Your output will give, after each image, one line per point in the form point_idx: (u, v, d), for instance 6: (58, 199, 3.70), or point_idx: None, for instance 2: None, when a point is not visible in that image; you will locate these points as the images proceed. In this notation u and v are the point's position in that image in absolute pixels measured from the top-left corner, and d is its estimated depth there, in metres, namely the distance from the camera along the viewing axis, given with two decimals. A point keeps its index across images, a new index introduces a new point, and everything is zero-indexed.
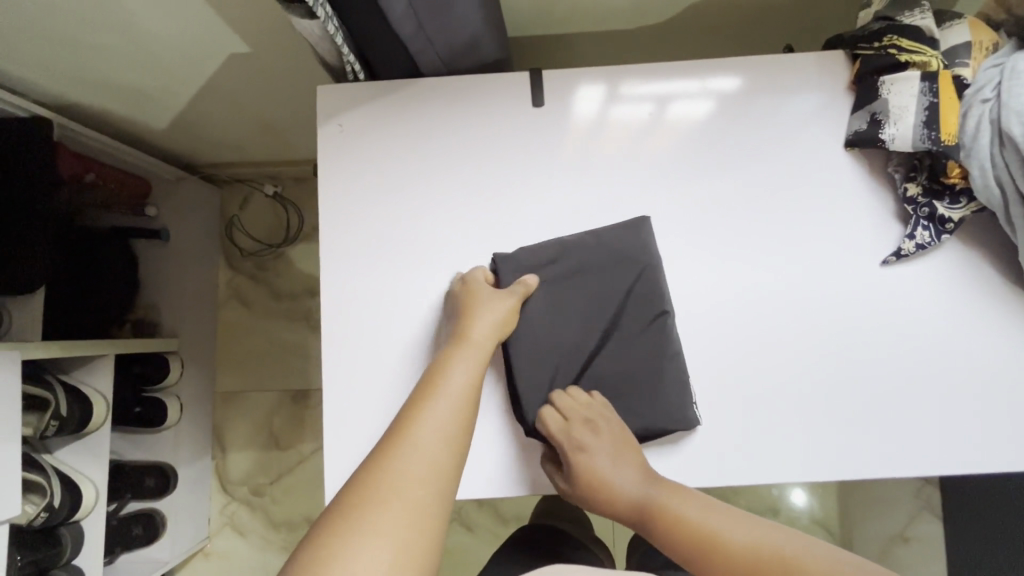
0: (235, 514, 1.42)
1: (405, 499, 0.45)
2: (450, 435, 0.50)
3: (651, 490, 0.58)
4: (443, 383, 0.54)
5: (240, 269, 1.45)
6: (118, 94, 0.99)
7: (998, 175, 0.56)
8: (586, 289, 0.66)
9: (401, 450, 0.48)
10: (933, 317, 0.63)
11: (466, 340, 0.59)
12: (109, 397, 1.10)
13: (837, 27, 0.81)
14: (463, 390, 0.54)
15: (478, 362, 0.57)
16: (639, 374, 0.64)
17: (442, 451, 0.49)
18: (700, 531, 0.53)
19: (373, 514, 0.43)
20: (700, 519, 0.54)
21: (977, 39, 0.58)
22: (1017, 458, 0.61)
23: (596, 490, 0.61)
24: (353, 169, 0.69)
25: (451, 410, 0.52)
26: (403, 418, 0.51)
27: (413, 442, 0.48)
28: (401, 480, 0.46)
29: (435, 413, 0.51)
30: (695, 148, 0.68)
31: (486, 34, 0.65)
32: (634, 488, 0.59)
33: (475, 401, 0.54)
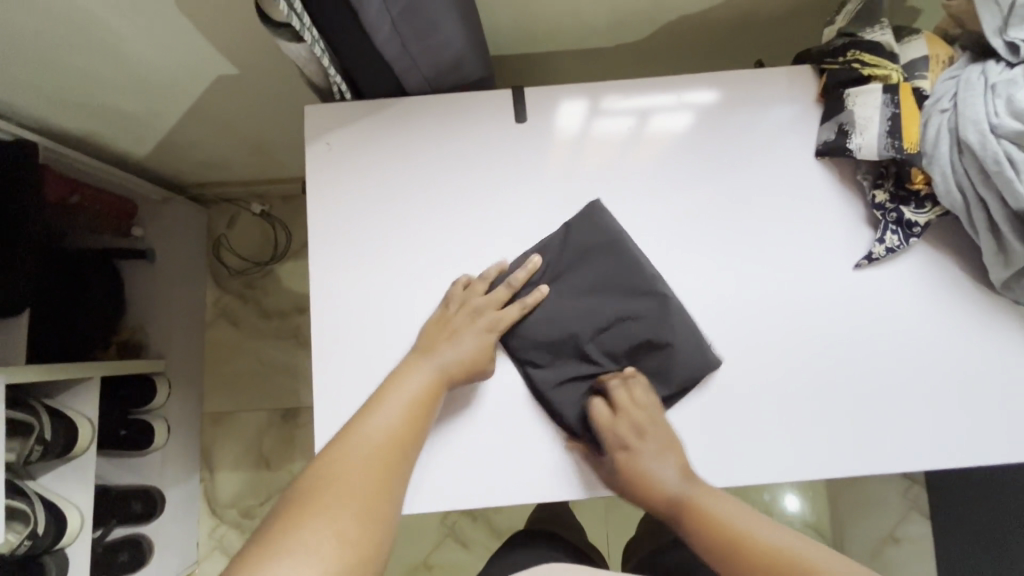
0: (225, 537, 1.40)
1: (355, 490, 0.51)
2: (396, 436, 0.57)
3: (689, 488, 0.61)
4: (395, 392, 0.60)
5: (228, 289, 1.45)
6: (105, 116, 0.99)
7: (959, 181, 0.58)
8: (577, 287, 0.68)
9: (351, 448, 0.55)
10: (906, 318, 0.66)
11: (429, 352, 0.64)
12: (95, 420, 1.09)
13: (803, 44, 0.85)
14: (415, 396, 0.60)
15: (434, 373, 0.62)
16: (660, 336, 0.66)
17: (388, 452, 0.56)
18: (732, 530, 0.58)
19: (325, 503, 0.49)
20: (734, 519, 0.59)
21: (933, 53, 0.62)
22: (989, 454, 0.63)
23: (635, 485, 0.63)
24: (341, 186, 0.70)
25: (401, 414, 0.59)
26: (357, 419, 0.58)
27: (362, 442, 0.55)
28: (347, 476, 0.52)
29: (383, 418, 0.58)
30: (674, 159, 0.70)
31: (469, 54, 0.67)
32: (673, 484, 0.62)
33: (425, 409, 0.60)
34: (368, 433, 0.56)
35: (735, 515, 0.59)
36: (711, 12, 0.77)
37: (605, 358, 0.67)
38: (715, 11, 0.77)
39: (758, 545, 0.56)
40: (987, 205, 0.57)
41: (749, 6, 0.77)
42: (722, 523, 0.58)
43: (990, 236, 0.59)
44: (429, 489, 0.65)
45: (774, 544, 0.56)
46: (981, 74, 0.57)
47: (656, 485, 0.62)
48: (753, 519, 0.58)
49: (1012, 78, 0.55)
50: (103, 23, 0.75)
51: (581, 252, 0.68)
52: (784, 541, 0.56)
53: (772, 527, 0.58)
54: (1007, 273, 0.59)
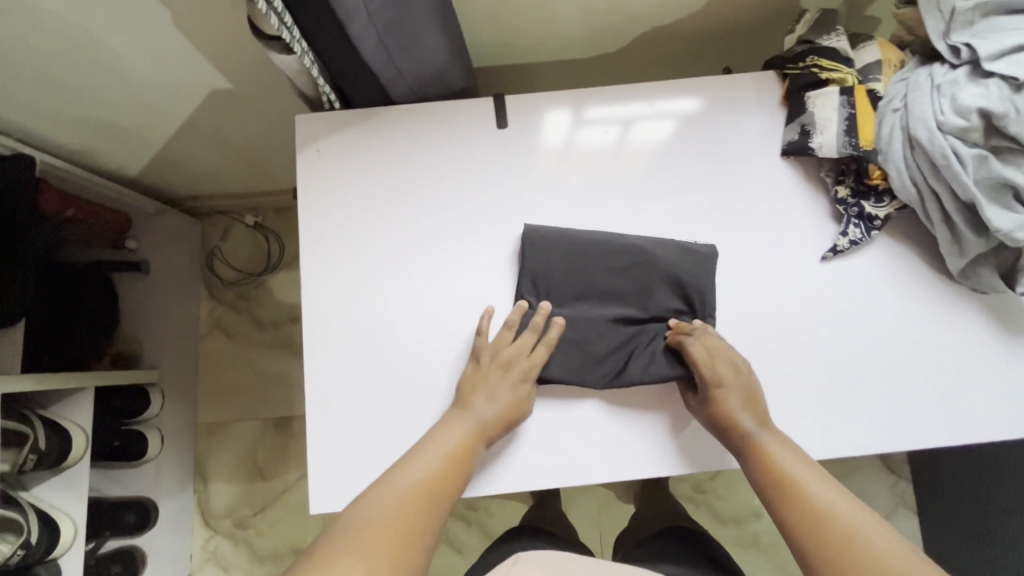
0: (218, 548, 1.40)
1: (384, 536, 0.53)
2: (430, 487, 0.59)
3: (762, 433, 0.64)
4: (434, 446, 0.63)
5: (221, 300, 1.47)
6: (101, 130, 1.02)
7: (913, 176, 0.62)
8: (571, 298, 0.71)
9: (388, 494, 0.57)
10: (872, 307, 0.69)
11: (464, 408, 0.66)
12: (88, 431, 1.10)
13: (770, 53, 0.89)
14: (452, 452, 0.63)
15: (471, 429, 0.65)
16: (670, 272, 0.70)
17: (420, 502, 0.58)
18: (789, 477, 0.61)
19: (353, 543, 0.52)
20: (795, 470, 0.61)
21: (885, 58, 0.66)
22: (954, 436, 0.66)
23: (715, 420, 0.66)
24: (332, 191, 0.73)
25: (436, 466, 0.61)
26: (398, 466, 0.61)
27: (397, 488, 0.58)
28: (379, 520, 0.54)
29: (420, 469, 0.60)
30: (650, 161, 0.74)
31: (452, 65, 0.71)
32: (749, 425, 0.65)
33: (461, 466, 0.63)
34: (405, 481, 0.59)
35: (797, 467, 0.61)
36: (681, 23, 0.82)
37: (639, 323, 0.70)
38: (685, 21, 0.82)
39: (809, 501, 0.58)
40: (940, 199, 0.61)
41: (717, 17, 0.81)
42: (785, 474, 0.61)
43: (944, 227, 0.62)
44: None
45: (820, 498, 0.58)
46: (928, 75, 0.61)
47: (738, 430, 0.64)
48: (809, 474, 0.60)
49: (955, 79, 0.59)
50: (102, 40, 0.79)
51: (569, 262, 0.70)
52: (832, 501, 0.58)
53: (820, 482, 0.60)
54: (962, 262, 0.63)
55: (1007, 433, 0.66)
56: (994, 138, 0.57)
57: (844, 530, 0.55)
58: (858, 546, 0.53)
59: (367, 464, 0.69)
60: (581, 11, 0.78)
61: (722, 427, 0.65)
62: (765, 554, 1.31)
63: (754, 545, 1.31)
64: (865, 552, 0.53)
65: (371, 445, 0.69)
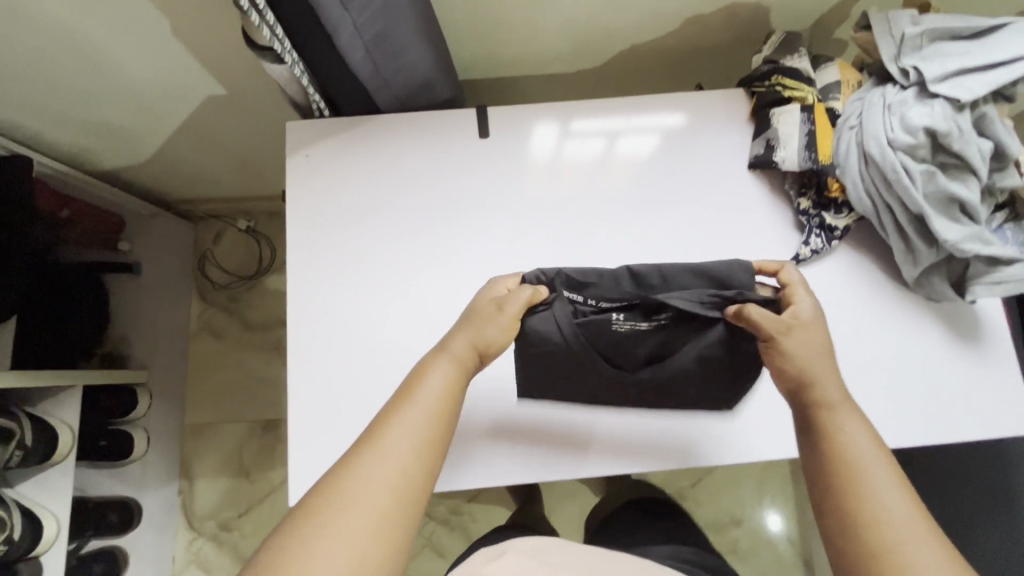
0: (201, 550, 1.41)
1: (359, 512, 0.47)
2: (417, 448, 0.53)
3: (840, 400, 0.56)
4: (417, 395, 0.56)
5: (212, 302, 1.50)
6: (99, 132, 1.05)
7: (868, 189, 0.65)
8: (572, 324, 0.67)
9: (370, 460, 0.50)
10: (832, 315, 0.72)
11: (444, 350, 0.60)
12: (75, 428, 1.11)
13: (743, 73, 0.94)
14: (436, 400, 0.56)
15: (451, 372, 0.59)
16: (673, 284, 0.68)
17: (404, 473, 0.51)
18: (859, 461, 0.52)
19: (320, 525, 0.46)
20: (867, 454, 0.53)
21: (844, 79, 0.70)
22: (910, 439, 0.69)
23: (799, 366, 0.58)
24: (320, 193, 0.76)
25: (421, 422, 0.54)
26: (377, 421, 0.54)
27: (379, 453, 0.51)
28: (352, 492, 0.48)
29: (404, 426, 0.53)
30: (625, 171, 0.77)
31: (437, 76, 0.74)
32: (831, 390, 0.57)
33: (449, 410, 0.57)
34: (386, 442, 0.52)
35: (870, 451, 0.53)
36: (659, 42, 0.86)
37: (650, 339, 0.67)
38: (662, 40, 0.86)
39: (866, 492, 0.50)
40: (894, 211, 0.65)
41: (692, 37, 0.86)
42: (849, 454, 0.53)
43: (898, 238, 0.66)
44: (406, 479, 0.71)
45: (882, 498, 0.50)
46: (880, 95, 0.65)
47: (814, 384, 0.57)
48: (874, 456, 0.52)
49: (904, 99, 0.63)
50: (103, 46, 0.82)
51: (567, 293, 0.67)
52: (895, 506, 0.49)
53: (886, 474, 0.51)
54: (915, 271, 0.66)
55: (962, 436, 0.69)
56: (940, 154, 0.62)
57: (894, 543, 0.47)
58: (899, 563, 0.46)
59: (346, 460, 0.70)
60: (563, 29, 0.82)
61: (801, 380, 0.58)
62: (744, 561, 1.33)
63: (734, 552, 1.33)
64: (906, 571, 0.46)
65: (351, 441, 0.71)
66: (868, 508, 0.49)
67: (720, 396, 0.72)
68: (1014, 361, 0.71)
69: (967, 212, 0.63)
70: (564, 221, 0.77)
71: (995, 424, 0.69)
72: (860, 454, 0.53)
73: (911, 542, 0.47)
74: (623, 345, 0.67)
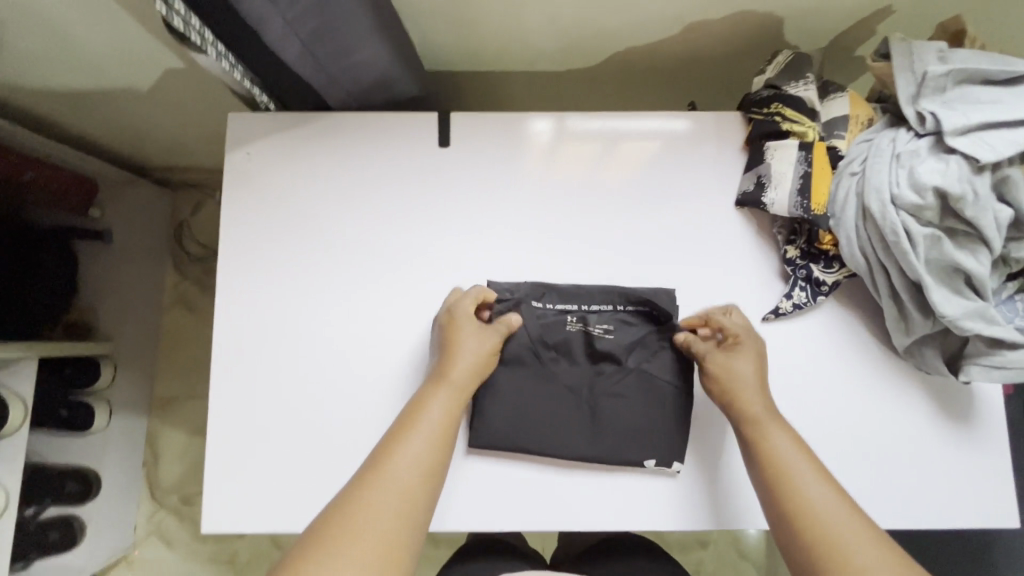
0: (163, 523, 1.31)
1: (373, 534, 0.47)
2: (424, 472, 0.52)
3: (768, 414, 0.59)
4: (418, 424, 0.56)
5: (187, 275, 1.39)
6: (61, 98, 0.94)
7: (864, 248, 0.61)
8: (527, 331, 0.66)
9: (376, 482, 0.50)
10: (814, 375, 0.65)
11: (446, 379, 0.59)
12: (28, 400, 1.02)
13: (739, 90, 0.86)
14: (437, 429, 0.56)
15: (452, 402, 0.58)
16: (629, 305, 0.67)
17: (412, 500, 0.50)
18: (779, 465, 0.55)
19: (335, 551, 0.45)
20: (793, 458, 0.55)
21: (854, 114, 0.65)
22: (885, 516, 0.63)
23: (724, 382, 0.61)
24: (258, 193, 0.70)
25: (424, 446, 0.54)
26: (383, 447, 0.54)
27: (391, 479, 0.51)
28: (368, 516, 0.48)
29: (410, 451, 0.53)
30: (596, 194, 0.71)
31: (395, 74, 0.67)
32: (755, 406, 0.59)
33: (450, 435, 0.57)
34: (392, 467, 0.52)
35: (794, 454, 0.56)
36: (659, 45, 0.77)
37: (598, 350, 0.66)
38: (661, 45, 0.77)
39: (798, 492, 0.53)
40: (890, 274, 0.60)
41: (689, 47, 0.78)
42: (789, 473, 0.54)
43: (891, 303, 0.61)
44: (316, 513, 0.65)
45: (808, 497, 0.52)
46: (890, 141, 0.60)
47: (743, 406, 0.59)
48: (811, 469, 0.54)
49: (915, 150, 0.58)
50: None
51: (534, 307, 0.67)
52: (824, 502, 0.51)
53: (821, 484, 0.53)
54: (907, 340, 0.61)
55: (942, 516, 0.63)
56: (950, 219, 0.57)
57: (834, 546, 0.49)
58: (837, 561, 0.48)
59: (269, 486, 0.66)
60: (550, 26, 0.73)
61: (726, 398, 0.61)
62: None
63: None
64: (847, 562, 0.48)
65: (273, 466, 0.66)
66: (801, 507, 0.52)
67: (671, 437, 0.65)
68: (1004, 441, 0.64)
69: (971, 285, 0.58)
70: (527, 244, 0.70)
71: (975, 508, 0.63)
72: (795, 469, 0.54)
73: (841, 536, 0.49)
74: (576, 354, 0.66)
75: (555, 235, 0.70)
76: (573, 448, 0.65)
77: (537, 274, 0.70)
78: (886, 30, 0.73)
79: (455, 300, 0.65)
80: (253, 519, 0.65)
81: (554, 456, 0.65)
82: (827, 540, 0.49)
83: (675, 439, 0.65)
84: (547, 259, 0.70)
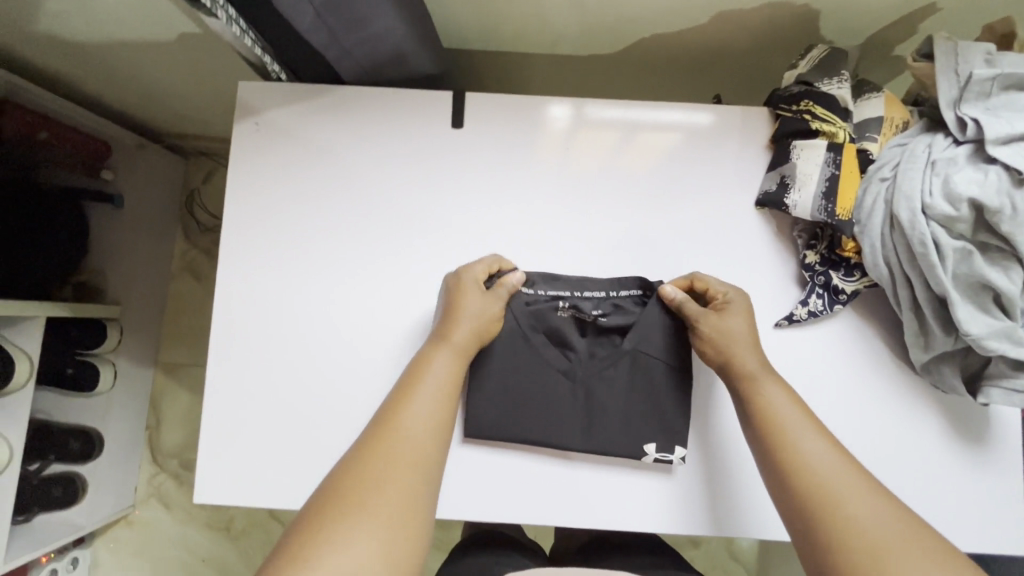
0: (163, 486, 1.33)
1: (391, 490, 0.46)
2: (435, 428, 0.51)
3: (760, 371, 0.57)
4: (423, 382, 0.54)
5: (197, 243, 1.38)
6: (75, 58, 0.91)
7: (888, 256, 0.58)
8: (530, 315, 0.65)
9: (386, 440, 0.49)
10: (826, 386, 0.63)
11: (446, 340, 0.58)
12: (34, 358, 1.02)
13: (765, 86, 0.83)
14: (443, 387, 0.55)
15: (456, 362, 0.57)
16: (620, 293, 0.66)
17: (426, 453, 0.49)
18: (779, 420, 0.54)
19: (356, 507, 0.44)
20: (789, 415, 0.54)
21: (889, 116, 0.62)
22: None
23: (717, 343, 0.59)
24: (266, 165, 0.69)
25: (432, 403, 0.53)
26: (389, 406, 0.52)
27: (404, 436, 0.49)
28: (383, 472, 0.46)
29: (419, 409, 0.52)
30: (611, 185, 0.68)
31: (411, 49, 0.65)
32: (750, 362, 0.58)
33: (457, 392, 0.56)
34: (401, 427, 0.50)
35: (791, 411, 0.54)
36: (687, 32, 0.73)
37: (591, 335, 0.66)
38: (688, 33, 0.74)
39: (793, 444, 0.52)
40: (913, 285, 0.58)
41: (717, 37, 0.74)
42: (785, 430, 0.53)
43: (912, 316, 0.59)
44: (309, 491, 0.65)
45: (807, 450, 0.51)
46: (927, 146, 0.57)
47: (736, 362, 0.58)
48: (809, 427, 0.53)
49: (953, 157, 0.55)
50: None
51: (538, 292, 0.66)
52: (821, 454, 0.50)
53: (818, 438, 0.52)
54: (926, 355, 0.59)
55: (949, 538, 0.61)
56: (983, 233, 0.54)
57: (823, 493, 0.48)
58: (839, 508, 0.47)
59: (264, 459, 0.66)
60: (571, 10, 0.70)
61: (722, 357, 0.59)
62: None
63: None
64: (840, 507, 0.47)
65: (269, 439, 0.66)
66: (793, 458, 0.51)
67: (671, 437, 0.64)
68: (1015, 463, 0.62)
69: (1000, 305, 0.56)
70: (536, 232, 0.68)
71: (980, 531, 0.61)
72: (793, 426, 0.53)
73: (840, 486, 0.48)
74: (570, 339, 0.65)
75: (566, 226, 0.68)
76: (572, 444, 0.64)
77: (545, 264, 0.68)
78: (925, 31, 0.70)
79: (464, 271, 0.63)
80: (245, 490, 0.65)
81: (555, 449, 0.64)
82: (821, 488, 0.48)
83: (676, 435, 0.64)
84: (556, 250, 0.68)
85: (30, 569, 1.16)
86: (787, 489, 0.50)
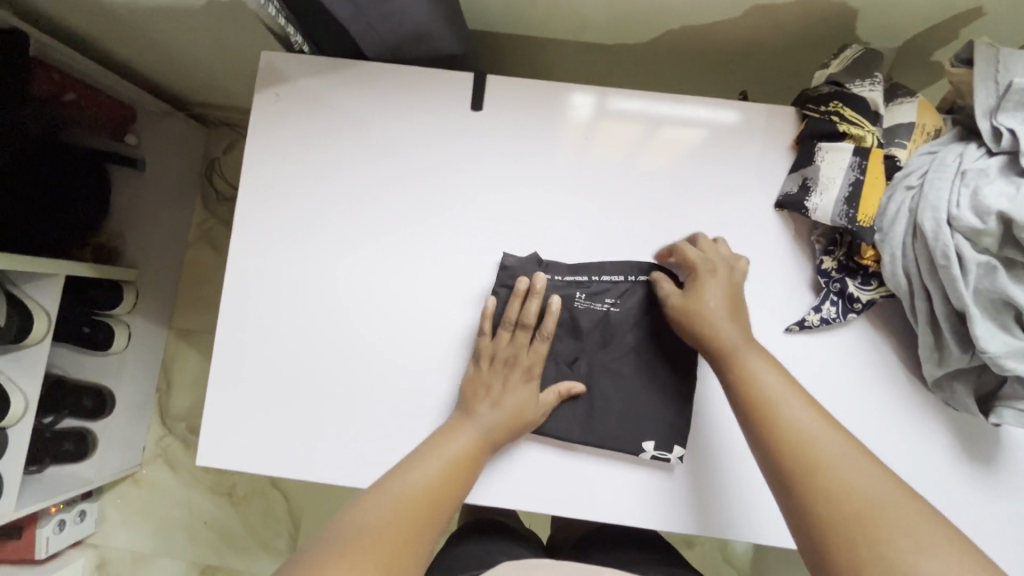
0: (170, 448, 1.36)
1: (381, 532, 0.46)
2: (436, 492, 0.52)
3: (741, 344, 0.57)
4: (435, 450, 0.57)
5: (216, 213, 1.40)
6: (107, 22, 0.92)
7: (907, 266, 0.57)
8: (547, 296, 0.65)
9: (388, 492, 0.50)
10: (833, 396, 0.62)
11: (471, 415, 0.60)
12: (53, 314, 1.04)
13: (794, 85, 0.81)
14: (455, 460, 0.56)
15: (475, 437, 0.59)
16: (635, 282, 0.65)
17: (422, 506, 0.50)
18: (764, 393, 0.53)
19: (347, 541, 0.44)
20: (775, 386, 0.54)
21: (920, 122, 0.60)
22: None
23: (692, 316, 0.59)
24: (284, 137, 0.69)
25: (436, 468, 0.55)
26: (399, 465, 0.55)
27: (403, 489, 0.51)
28: (378, 515, 0.48)
29: (421, 471, 0.54)
30: (630, 177, 0.67)
31: (436, 27, 0.64)
32: (732, 333, 0.58)
33: (468, 470, 0.57)
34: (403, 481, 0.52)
35: (777, 382, 0.54)
36: (718, 25, 0.72)
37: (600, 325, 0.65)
38: (719, 25, 0.72)
39: (778, 415, 0.52)
40: (931, 298, 0.56)
41: (749, 32, 0.72)
42: (772, 403, 0.53)
43: (928, 329, 0.58)
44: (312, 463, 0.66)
45: (790, 417, 0.51)
46: (957, 156, 0.56)
47: (716, 335, 0.58)
48: (796, 399, 0.53)
49: (984, 168, 0.54)
50: None
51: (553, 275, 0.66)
52: (806, 421, 0.50)
53: (803, 408, 0.52)
54: (938, 371, 0.58)
55: None
56: (1009, 248, 0.52)
57: (812, 463, 0.48)
58: (827, 478, 0.46)
59: (268, 429, 0.66)
60: None
61: (699, 338, 0.59)
62: None
63: None
64: (829, 478, 0.46)
65: (275, 409, 0.67)
66: (781, 429, 0.50)
67: (673, 434, 0.63)
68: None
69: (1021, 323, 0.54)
70: (549, 220, 0.68)
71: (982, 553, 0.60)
72: (780, 398, 0.53)
73: (829, 454, 0.48)
74: (580, 328, 0.65)
75: (580, 216, 0.68)
76: (573, 434, 0.64)
77: (557, 253, 0.68)
78: (966, 36, 0.67)
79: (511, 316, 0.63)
80: (248, 458, 0.66)
81: (556, 438, 0.64)
82: (812, 458, 0.48)
83: (678, 433, 0.63)
84: (568, 240, 0.68)
85: (40, 518, 1.19)
86: (780, 460, 0.49)
